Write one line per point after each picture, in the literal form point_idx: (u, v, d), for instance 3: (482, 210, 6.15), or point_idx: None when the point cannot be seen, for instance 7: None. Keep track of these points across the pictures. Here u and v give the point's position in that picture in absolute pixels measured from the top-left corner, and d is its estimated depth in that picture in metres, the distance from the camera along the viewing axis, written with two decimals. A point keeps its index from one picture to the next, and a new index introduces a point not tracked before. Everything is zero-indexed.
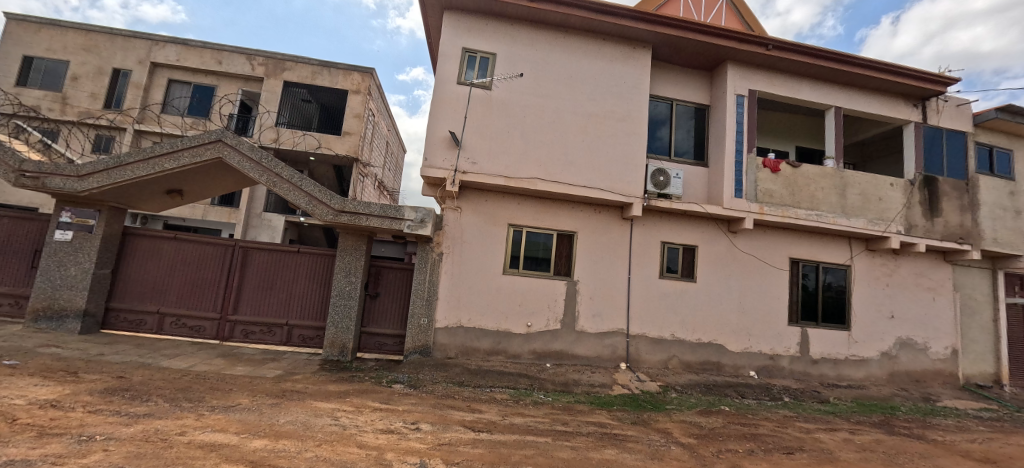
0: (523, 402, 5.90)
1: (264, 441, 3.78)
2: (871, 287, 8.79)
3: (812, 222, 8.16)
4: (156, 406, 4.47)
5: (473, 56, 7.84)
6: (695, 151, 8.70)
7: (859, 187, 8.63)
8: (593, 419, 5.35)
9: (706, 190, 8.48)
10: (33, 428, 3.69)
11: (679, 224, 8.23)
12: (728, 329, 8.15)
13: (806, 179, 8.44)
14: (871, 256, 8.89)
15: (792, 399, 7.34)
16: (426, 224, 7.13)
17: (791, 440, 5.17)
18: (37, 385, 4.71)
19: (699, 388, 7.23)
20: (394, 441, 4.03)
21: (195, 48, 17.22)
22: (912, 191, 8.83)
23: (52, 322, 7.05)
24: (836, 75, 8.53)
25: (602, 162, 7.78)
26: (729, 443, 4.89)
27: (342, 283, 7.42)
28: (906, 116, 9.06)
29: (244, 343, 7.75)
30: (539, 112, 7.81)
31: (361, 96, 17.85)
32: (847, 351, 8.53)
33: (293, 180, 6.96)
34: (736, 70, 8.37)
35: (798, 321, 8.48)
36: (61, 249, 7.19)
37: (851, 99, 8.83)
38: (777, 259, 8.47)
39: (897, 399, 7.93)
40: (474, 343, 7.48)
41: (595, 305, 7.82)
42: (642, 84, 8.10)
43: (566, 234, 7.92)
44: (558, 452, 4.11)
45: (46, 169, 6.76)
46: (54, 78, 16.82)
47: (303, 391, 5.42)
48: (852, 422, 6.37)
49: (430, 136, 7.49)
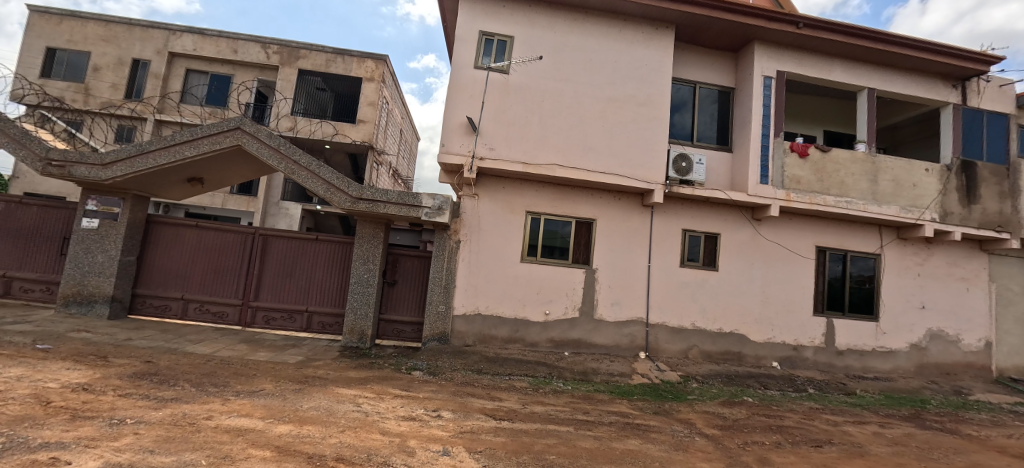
0: (543, 391, 5.86)
1: (289, 426, 3.81)
2: (901, 277, 8.48)
3: (842, 210, 7.84)
4: (183, 390, 4.54)
5: (491, 39, 7.66)
6: (719, 136, 8.44)
7: (892, 172, 8.27)
8: (615, 409, 5.28)
9: (729, 176, 8.24)
10: (67, 411, 3.79)
11: (701, 212, 8.02)
12: (751, 319, 7.98)
13: (835, 164, 8.13)
14: (902, 245, 8.56)
15: (817, 391, 7.16)
16: (443, 211, 7.05)
17: (819, 433, 5.05)
18: (69, 369, 4.83)
19: (720, 379, 7.10)
20: (417, 429, 4.03)
21: (211, 37, 17.32)
22: (949, 177, 8.42)
23: (81, 307, 7.23)
24: (870, 54, 8.11)
25: (622, 148, 7.58)
26: (756, 435, 4.78)
27: (360, 270, 7.43)
28: (944, 98, 8.60)
29: (266, 329, 7.86)
30: (558, 97, 7.62)
31: (374, 83, 17.81)
32: (874, 342, 8.29)
33: (310, 168, 6.94)
34: (764, 51, 8.01)
35: (823, 311, 8.25)
36: (87, 236, 7.33)
37: (886, 79, 8.41)
38: (803, 247, 8.22)
39: (927, 392, 7.67)
40: (492, 330, 7.45)
41: (614, 293, 7.71)
42: (664, 67, 7.82)
43: (585, 221, 7.78)
44: (581, 442, 4.06)
45: (70, 157, 6.86)
46: (77, 70, 17.15)
47: (325, 378, 5.46)
48: (881, 415, 6.18)
49: (447, 122, 7.38)
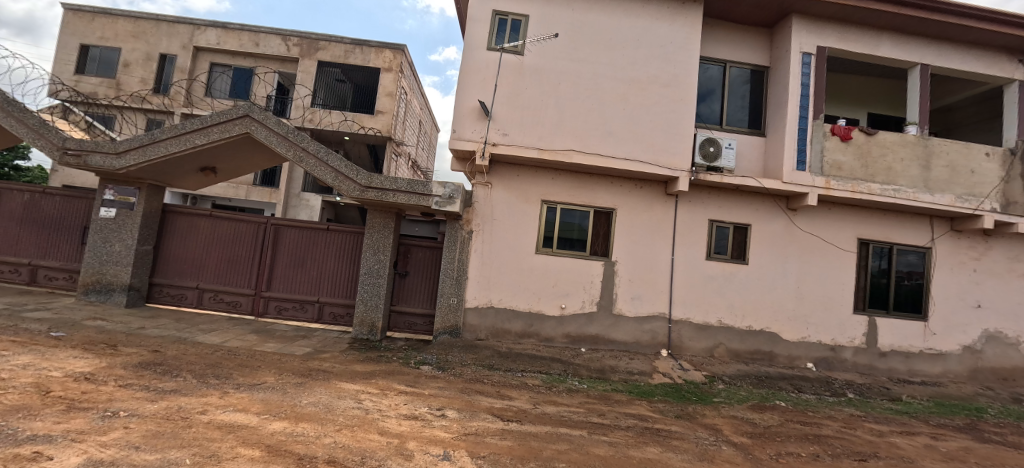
0: (556, 389, 5.54)
1: (284, 423, 3.61)
2: (954, 273, 7.73)
3: (888, 199, 7.15)
4: (184, 382, 4.42)
5: (505, 19, 7.29)
6: (750, 120, 7.85)
7: (947, 157, 7.51)
8: (632, 411, 4.91)
9: (762, 163, 7.65)
10: (64, 401, 3.70)
11: (729, 201, 7.47)
12: (783, 316, 7.42)
13: (881, 148, 7.44)
14: (956, 238, 7.79)
15: (857, 396, 6.58)
16: (454, 200, 6.74)
17: (862, 445, 4.55)
18: (76, 358, 4.79)
19: (749, 380, 6.61)
20: (418, 429, 3.78)
21: (234, 31, 17.51)
22: (1013, 163, 7.58)
23: (101, 295, 7.33)
24: (924, 26, 7.32)
25: (644, 133, 7.11)
26: (790, 445, 4.34)
27: (370, 261, 7.24)
28: (1010, 74, 7.72)
29: (279, 319, 7.81)
30: (575, 79, 7.19)
31: (392, 74, 17.68)
32: (921, 343, 7.61)
33: (319, 155, 6.77)
34: (803, 25, 7.35)
35: (864, 309, 7.62)
36: (105, 226, 7.41)
37: (942, 54, 7.61)
38: (843, 240, 7.58)
39: (982, 400, 6.97)
40: (506, 324, 7.16)
41: (635, 287, 7.28)
42: (691, 45, 7.27)
43: (604, 211, 7.37)
44: (594, 449, 3.72)
45: (86, 146, 6.89)
46: (109, 66, 17.64)
47: (329, 371, 5.29)
48: (932, 425, 5.60)
49: (459, 106, 7.07)
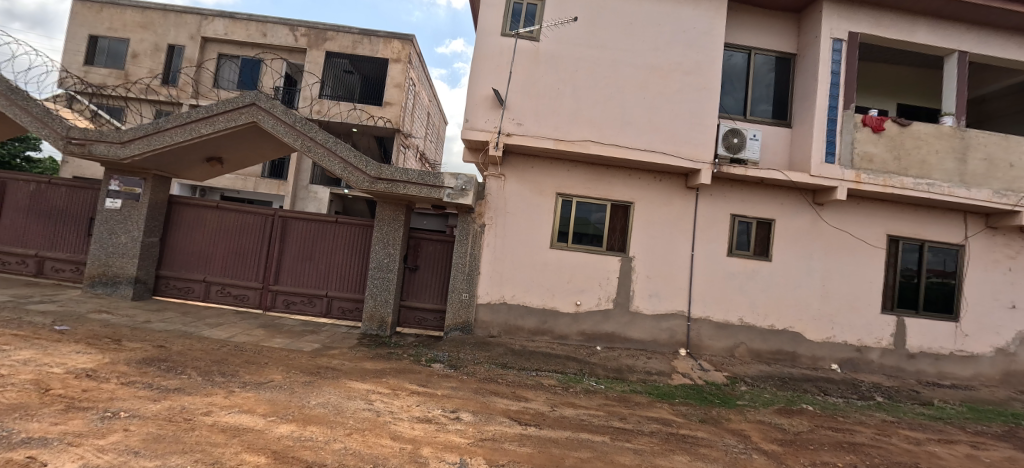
0: (573, 390, 5.32)
1: (291, 426, 3.42)
2: (988, 273, 7.37)
3: (922, 193, 6.81)
4: (188, 380, 4.26)
5: (520, 4, 7.01)
6: (775, 110, 7.52)
7: (984, 150, 7.13)
8: (654, 415, 4.67)
9: (787, 155, 7.33)
10: (63, 401, 3.53)
11: (753, 195, 7.16)
12: (807, 315, 7.13)
13: (914, 140, 7.08)
14: (991, 236, 7.42)
15: (886, 400, 6.29)
16: (467, 192, 6.50)
17: (901, 455, 4.27)
18: (78, 353, 4.64)
19: (773, 382, 6.34)
20: (432, 433, 3.58)
21: (242, 21, 17.32)
22: None
23: (107, 287, 7.22)
24: (964, 11, 6.91)
25: (665, 122, 6.80)
26: (825, 454, 4.08)
27: (380, 255, 7.04)
28: None
29: (286, 313, 7.66)
30: (593, 66, 6.88)
31: (401, 65, 17.41)
32: (952, 345, 7.29)
33: (327, 145, 6.53)
34: (835, 9, 6.97)
35: (892, 309, 7.30)
36: (112, 217, 7.28)
37: (982, 41, 7.19)
38: (872, 236, 7.25)
39: (1017, 404, 6.65)
40: (519, 321, 6.95)
41: (653, 284, 7.02)
42: (715, 31, 6.93)
43: (622, 204, 7.09)
44: (619, 457, 3.50)
45: (90, 135, 6.72)
46: (118, 57, 17.54)
47: (338, 369, 5.11)
48: (969, 432, 5.30)
49: (472, 95, 6.81)
